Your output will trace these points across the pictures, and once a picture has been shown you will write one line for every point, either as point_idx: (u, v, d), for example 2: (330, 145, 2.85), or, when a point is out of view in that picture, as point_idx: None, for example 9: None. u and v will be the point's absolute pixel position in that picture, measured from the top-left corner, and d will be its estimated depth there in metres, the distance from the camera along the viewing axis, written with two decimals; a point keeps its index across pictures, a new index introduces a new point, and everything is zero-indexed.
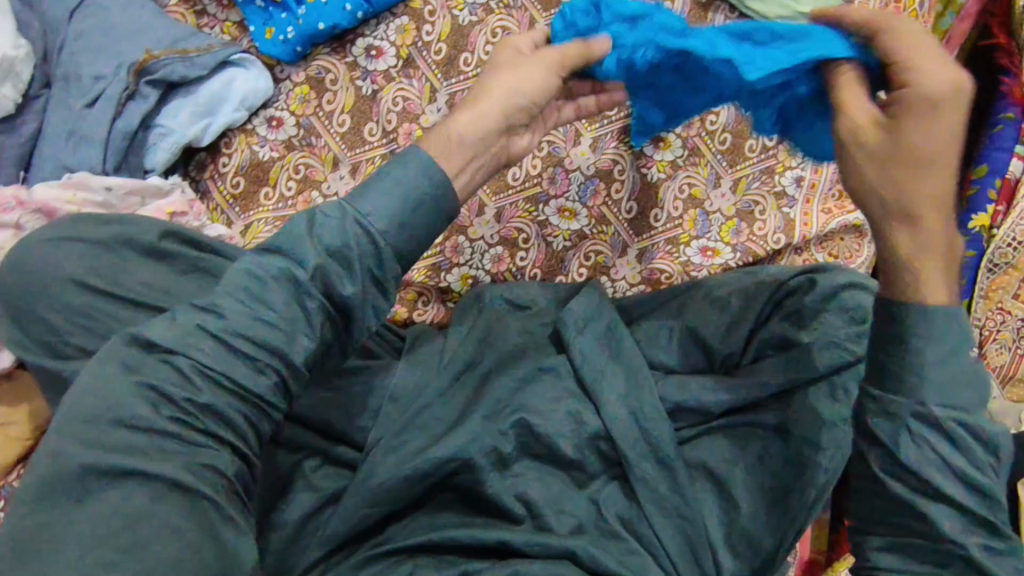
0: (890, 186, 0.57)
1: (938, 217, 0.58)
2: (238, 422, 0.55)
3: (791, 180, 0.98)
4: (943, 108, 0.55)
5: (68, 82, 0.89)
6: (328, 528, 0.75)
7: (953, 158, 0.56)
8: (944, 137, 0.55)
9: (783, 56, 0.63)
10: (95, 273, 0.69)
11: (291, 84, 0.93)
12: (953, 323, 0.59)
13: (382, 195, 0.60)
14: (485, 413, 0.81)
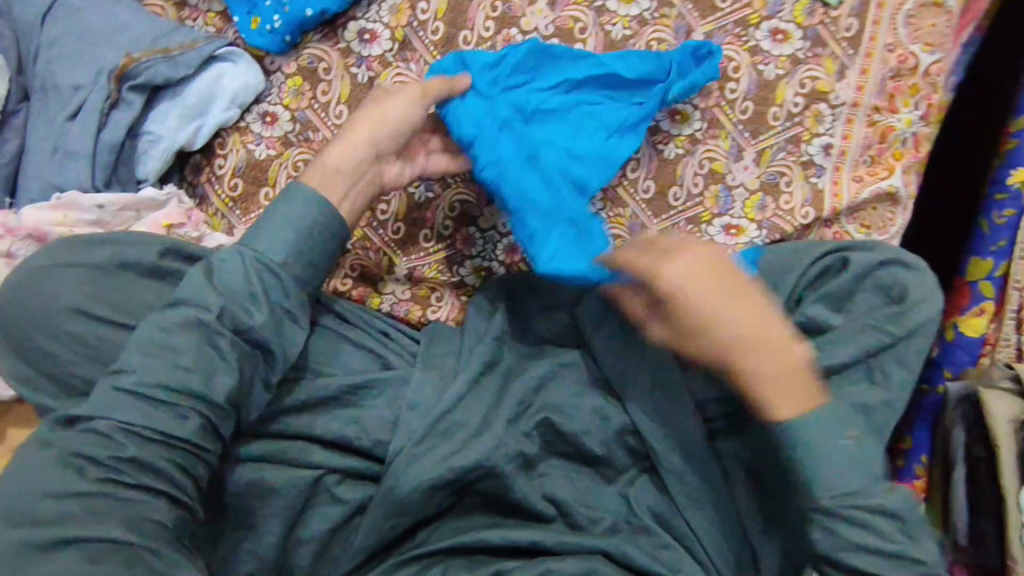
0: (713, 362, 0.68)
1: (753, 363, 0.66)
2: (166, 469, 0.62)
3: (819, 148, 0.91)
4: (686, 298, 0.66)
5: (47, 93, 0.85)
6: (357, 541, 0.74)
7: (730, 335, 0.66)
8: (717, 321, 0.66)
9: (556, 199, 0.83)
10: (94, 299, 0.67)
11: (283, 77, 0.88)
12: (809, 429, 0.67)
13: (272, 233, 0.70)
14: (509, 413, 0.79)
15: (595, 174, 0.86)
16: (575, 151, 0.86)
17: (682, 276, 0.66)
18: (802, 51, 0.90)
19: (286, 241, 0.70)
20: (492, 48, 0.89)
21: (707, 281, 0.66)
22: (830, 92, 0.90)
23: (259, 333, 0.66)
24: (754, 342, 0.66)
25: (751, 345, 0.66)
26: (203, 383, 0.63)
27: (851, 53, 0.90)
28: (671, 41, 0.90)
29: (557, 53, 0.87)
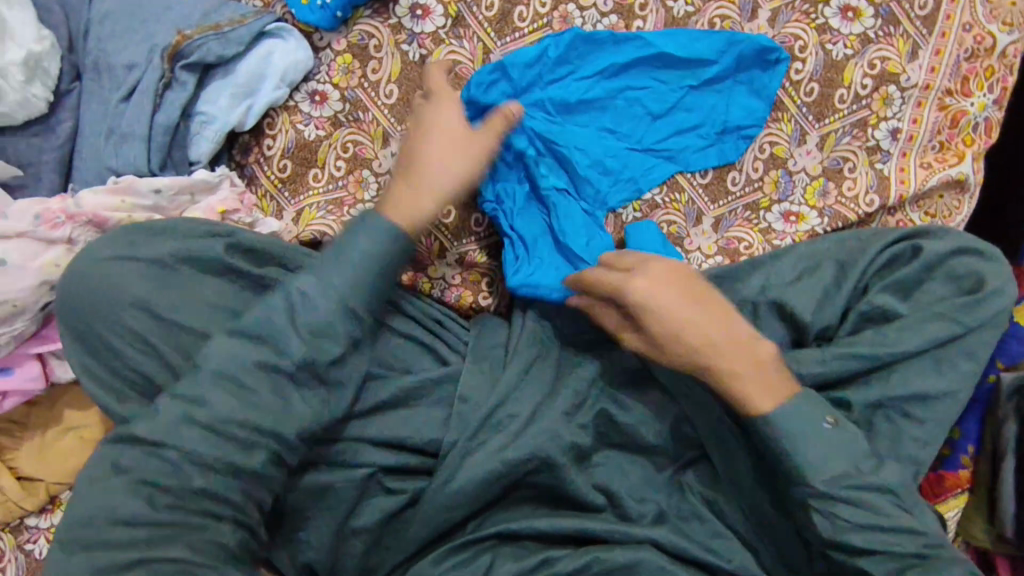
0: (707, 373, 0.70)
1: (715, 365, 0.69)
2: (233, 496, 0.62)
3: (885, 132, 0.88)
4: (664, 304, 0.70)
5: (99, 72, 0.83)
6: (409, 532, 0.74)
7: (688, 335, 0.69)
8: (667, 325, 0.70)
9: (599, 189, 0.87)
10: (159, 297, 0.68)
11: (333, 53, 0.86)
12: (821, 439, 0.67)
13: (340, 276, 0.66)
14: (562, 404, 0.76)
15: (634, 166, 0.88)
16: (609, 153, 0.87)
17: (651, 280, 0.71)
18: (873, 29, 0.86)
19: (350, 278, 0.66)
20: (548, 25, 0.86)
21: (657, 286, 0.70)
22: (901, 73, 0.86)
23: (316, 360, 0.63)
24: (699, 341, 0.69)
25: (698, 346, 0.69)
26: (270, 407, 0.62)
27: (924, 33, 0.86)
28: (735, 18, 0.87)
29: (606, 37, 0.86)
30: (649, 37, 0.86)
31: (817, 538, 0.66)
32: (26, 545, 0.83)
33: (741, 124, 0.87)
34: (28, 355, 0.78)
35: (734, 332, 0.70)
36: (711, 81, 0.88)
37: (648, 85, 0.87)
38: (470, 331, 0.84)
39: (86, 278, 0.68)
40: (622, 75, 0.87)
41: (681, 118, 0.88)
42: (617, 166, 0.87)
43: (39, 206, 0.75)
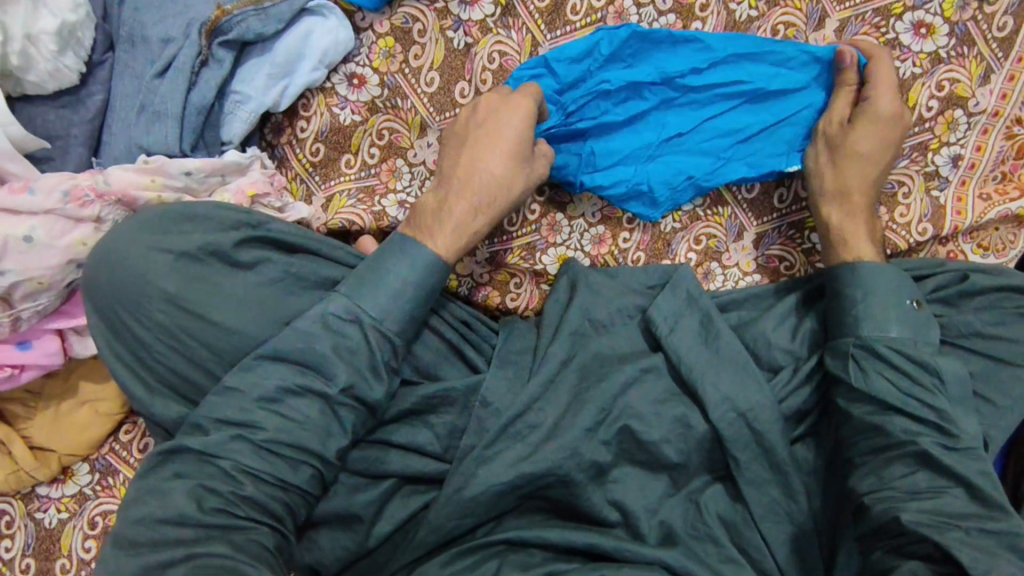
0: (854, 181, 0.78)
1: (863, 191, 0.78)
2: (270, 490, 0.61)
3: (946, 159, 0.84)
4: (891, 123, 0.78)
5: (134, 44, 0.80)
6: (419, 535, 0.72)
7: (884, 156, 0.79)
8: (881, 142, 0.78)
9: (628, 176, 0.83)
10: (185, 290, 0.68)
11: (374, 35, 0.83)
12: (923, 322, 0.71)
13: (381, 295, 0.67)
14: (591, 422, 0.73)
15: (662, 171, 0.83)
16: (644, 148, 0.83)
17: (895, 109, 0.78)
18: (946, 49, 0.81)
19: (383, 306, 0.66)
20: (602, 19, 0.82)
21: (896, 121, 0.78)
22: (969, 98, 0.82)
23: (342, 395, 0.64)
24: (869, 159, 0.78)
25: (859, 171, 0.78)
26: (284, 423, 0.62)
27: (1000, 56, 0.81)
28: (800, 26, 0.82)
29: (671, 37, 0.82)
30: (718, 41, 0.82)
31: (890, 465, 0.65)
32: (36, 514, 0.83)
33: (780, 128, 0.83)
34: (46, 330, 0.77)
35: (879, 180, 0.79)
36: (774, 93, 0.82)
37: (704, 89, 0.83)
38: (499, 336, 0.81)
39: (116, 260, 0.69)
40: (678, 80, 0.82)
41: (732, 120, 0.83)
42: (650, 158, 0.83)
43: (67, 181, 0.72)
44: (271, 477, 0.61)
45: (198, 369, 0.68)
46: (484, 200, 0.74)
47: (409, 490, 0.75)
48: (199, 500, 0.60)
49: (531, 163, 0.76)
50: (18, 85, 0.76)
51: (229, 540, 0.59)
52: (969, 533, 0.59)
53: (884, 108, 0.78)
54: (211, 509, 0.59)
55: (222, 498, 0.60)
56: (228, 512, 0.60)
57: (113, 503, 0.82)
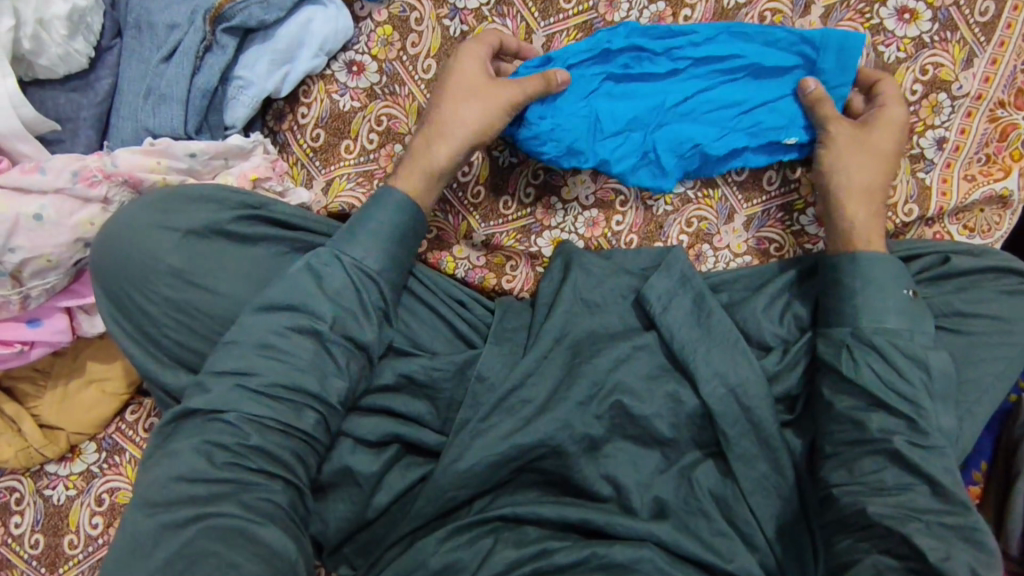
0: (866, 179, 0.78)
1: (877, 190, 0.79)
2: (282, 456, 0.63)
3: (931, 142, 0.86)
4: (900, 130, 0.80)
5: (141, 31, 0.83)
6: (415, 507, 0.73)
7: (893, 159, 0.79)
8: (892, 146, 0.79)
9: (629, 158, 0.85)
10: (192, 266, 0.71)
11: (372, 24, 0.86)
12: (889, 292, 0.72)
13: (369, 242, 0.71)
14: (584, 396, 0.75)
15: (662, 147, 0.85)
16: (643, 127, 0.85)
17: (903, 120, 0.80)
18: (929, 34, 0.83)
19: (378, 256, 0.71)
20: (593, 7, 0.85)
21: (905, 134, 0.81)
22: (953, 81, 0.84)
23: (337, 368, 0.67)
24: (880, 156, 0.79)
25: (867, 168, 0.78)
26: (281, 395, 0.64)
27: (982, 40, 0.83)
28: (787, 13, 0.84)
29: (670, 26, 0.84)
30: (722, 29, 0.83)
31: (869, 446, 0.67)
32: (44, 491, 0.85)
33: (773, 101, 0.84)
34: (56, 308, 0.80)
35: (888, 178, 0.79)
36: (768, 70, 0.84)
37: (700, 66, 0.84)
38: (494, 314, 0.83)
39: (126, 237, 0.71)
40: (676, 52, 0.84)
41: (730, 95, 0.84)
42: (648, 137, 0.85)
43: (77, 163, 0.75)
44: (278, 421, 0.63)
45: (203, 341, 0.71)
46: (446, 135, 0.78)
47: (406, 465, 0.77)
48: (209, 456, 0.61)
49: (493, 97, 0.78)
50: (30, 70, 0.79)
51: (240, 501, 0.60)
52: (931, 525, 0.62)
53: (897, 117, 0.80)
54: (224, 463, 0.61)
55: (230, 451, 0.62)
56: (243, 465, 0.61)
57: (120, 480, 0.84)
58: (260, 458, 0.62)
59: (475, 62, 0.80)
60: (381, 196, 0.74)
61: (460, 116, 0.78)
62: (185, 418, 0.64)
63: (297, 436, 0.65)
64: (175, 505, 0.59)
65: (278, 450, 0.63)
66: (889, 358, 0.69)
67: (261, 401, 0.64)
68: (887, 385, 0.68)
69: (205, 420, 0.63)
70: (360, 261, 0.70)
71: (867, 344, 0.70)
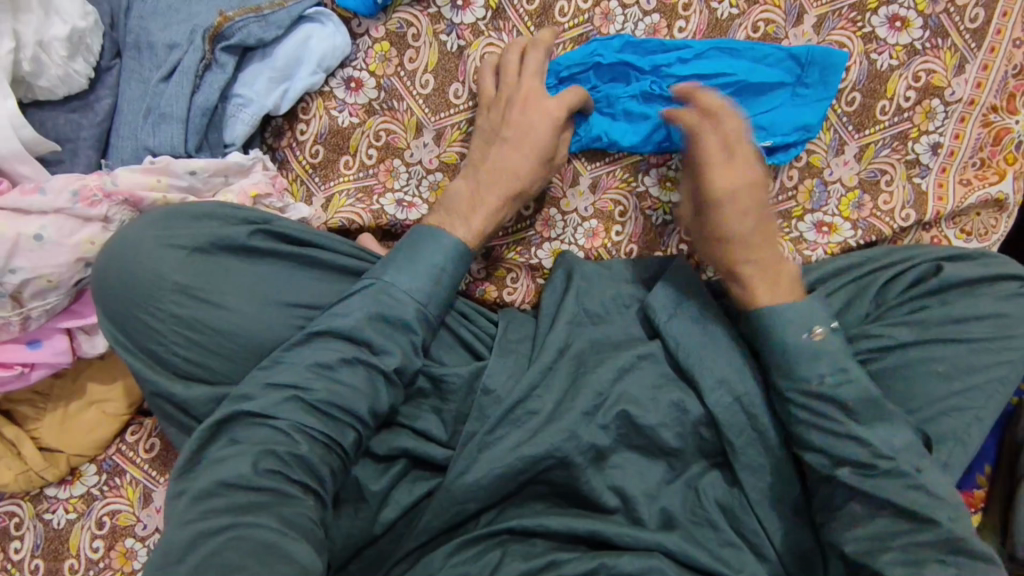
0: (719, 256, 0.77)
1: (742, 263, 0.75)
2: (298, 466, 0.61)
3: (926, 147, 0.86)
4: (737, 191, 0.75)
5: (140, 52, 0.84)
6: (421, 522, 0.73)
7: (750, 225, 0.75)
8: (739, 215, 0.75)
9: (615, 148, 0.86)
10: (197, 282, 0.70)
11: (370, 41, 0.86)
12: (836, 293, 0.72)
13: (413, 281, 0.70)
14: (589, 406, 0.74)
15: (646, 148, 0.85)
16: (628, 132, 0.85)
17: (734, 179, 0.75)
18: (920, 41, 0.84)
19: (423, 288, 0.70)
20: (589, 20, 0.85)
21: (751, 165, 0.76)
22: (945, 87, 0.85)
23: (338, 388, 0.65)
24: (740, 211, 0.75)
25: (718, 247, 0.77)
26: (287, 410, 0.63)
27: (973, 47, 0.84)
28: (780, 23, 0.85)
29: (656, 44, 0.85)
30: (708, 46, 0.85)
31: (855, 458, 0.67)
32: (44, 515, 0.84)
33: (756, 115, 0.85)
34: (56, 329, 0.79)
35: (760, 247, 0.76)
36: (757, 87, 0.85)
37: (689, 81, 0.85)
38: (498, 325, 0.83)
39: (130, 255, 0.70)
40: (664, 70, 0.85)
41: None
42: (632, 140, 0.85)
43: (77, 182, 0.75)
44: (322, 434, 0.64)
45: (206, 360, 0.70)
46: (490, 183, 0.79)
47: (412, 480, 0.76)
48: (255, 462, 0.60)
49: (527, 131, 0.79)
50: (29, 91, 0.79)
51: (261, 507, 0.58)
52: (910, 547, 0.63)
53: (724, 183, 0.75)
54: (267, 471, 0.60)
55: (279, 459, 0.61)
56: (285, 475, 0.60)
57: (121, 502, 0.83)
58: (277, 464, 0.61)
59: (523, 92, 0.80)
60: (426, 235, 0.73)
61: (500, 158, 0.79)
62: (218, 429, 0.64)
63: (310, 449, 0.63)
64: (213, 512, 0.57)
65: (295, 458, 0.62)
66: (851, 408, 0.67)
67: (311, 414, 0.64)
68: (853, 417, 0.67)
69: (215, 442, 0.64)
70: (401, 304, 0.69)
71: (833, 401, 0.67)
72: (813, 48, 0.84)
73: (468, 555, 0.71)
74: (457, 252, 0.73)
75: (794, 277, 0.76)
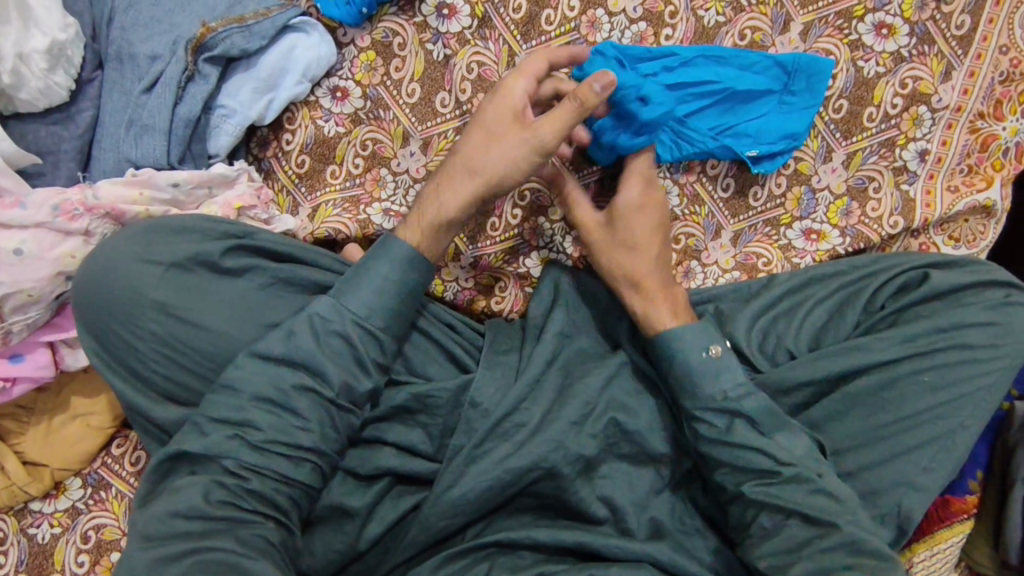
0: (630, 276, 0.77)
1: (655, 280, 0.76)
2: (249, 492, 0.62)
3: (913, 154, 0.86)
4: (643, 207, 0.78)
5: (122, 62, 0.83)
6: (408, 535, 0.72)
7: (658, 243, 0.78)
8: (649, 231, 0.78)
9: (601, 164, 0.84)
10: (178, 298, 0.70)
11: (355, 50, 0.86)
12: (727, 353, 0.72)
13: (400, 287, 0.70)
14: (577, 417, 0.74)
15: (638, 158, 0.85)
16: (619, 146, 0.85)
17: (641, 199, 0.78)
18: (907, 48, 0.84)
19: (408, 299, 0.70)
20: (575, 29, 0.85)
21: (654, 207, 0.79)
22: (932, 94, 0.85)
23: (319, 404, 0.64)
24: (640, 257, 0.77)
25: (628, 260, 0.77)
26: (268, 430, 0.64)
27: (960, 54, 0.84)
28: (767, 30, 0.85)
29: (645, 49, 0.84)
30: (697, 53, 0.84)
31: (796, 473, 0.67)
32: (28, 530, 0.83)
33: (743, 124, 0.85)
34: (38, 343, 0.79)
35: (665, 265, 0.78)
36: (744, 94, 0.85)
37: (677, 89, 0.84)
38: (485, 336, 0.82)
39: (109, 273, 0.70)
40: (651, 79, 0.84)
41: (707, 120, 0.85)
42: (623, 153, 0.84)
43: (57, 197, 0.74)
44: (274, 471, 0.63)
45: (189, 374, 0.70)
46: (458, 178, 0.76)
47: (400, 492, 0.75)
48: (204, 492, 0.61)
49: (507, 141, 0.74)
50: (10, 104, 0.79)
51: (211, 540, 0.59)
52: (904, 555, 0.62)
53: (633, 199, 0.78)
54: (217, 501, 0.61)
55: (228, 490, 0.62)
56: (234, 502, 0.61)
57: (106, 516, 0.83)
58: (228, 493, 0.62)
59: (506, 104, 0.75)
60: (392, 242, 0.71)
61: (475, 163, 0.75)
62: (198, 445, 0.63)
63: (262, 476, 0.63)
64: (164, 541, 0.59)
65: (241, 488, 0.62)
66: (753, 419, 0.69)
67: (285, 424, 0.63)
68: (784, 423, 0.70)
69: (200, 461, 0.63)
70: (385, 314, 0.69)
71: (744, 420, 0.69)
72: (794, 57, 0.84)
73: (455, 568, 0.70)
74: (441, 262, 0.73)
75: (687, 304, 0.78)
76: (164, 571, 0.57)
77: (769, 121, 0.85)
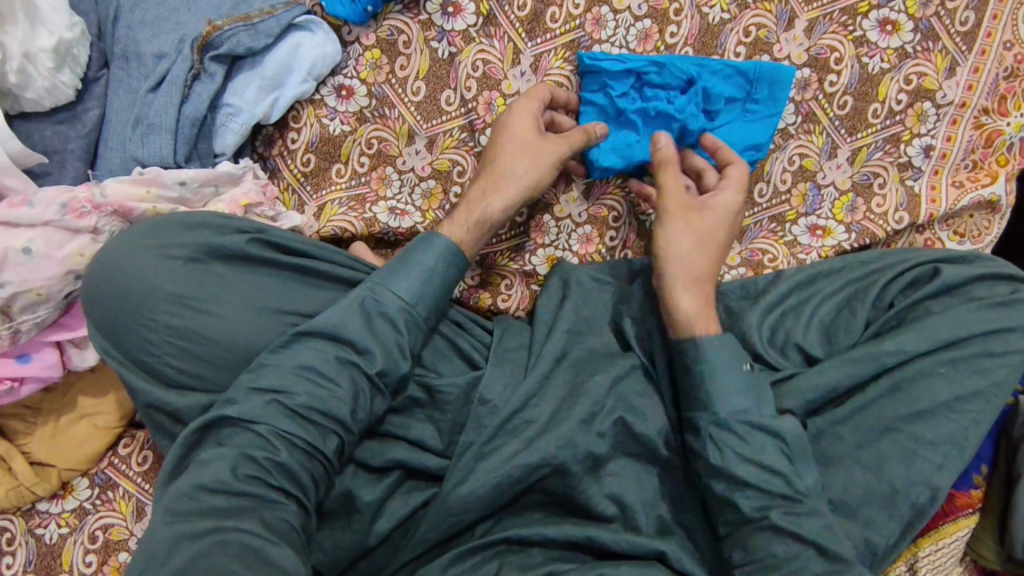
0: (694, 283, 0.76)
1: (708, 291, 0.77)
2: (277, 472, 0.61)
3: (918, 149, 0.86)
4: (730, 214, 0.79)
5: (129, 62, 0.83)
6: (417, 533, 0.72)
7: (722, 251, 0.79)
8: (723, 236, 0.79)
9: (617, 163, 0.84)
10: (195, 290, 0.70)
11: (361, 48, 0.86)
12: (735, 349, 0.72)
13: (410, 283, 0.70)
14: (587, 413, 0.74)
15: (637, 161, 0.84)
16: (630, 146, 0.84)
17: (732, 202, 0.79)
18: (911, 44, 0.84)
19: (417, 295, 0.70)
20: (580, 26, 0.85)
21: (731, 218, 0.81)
22: (937, 90, 0.85)
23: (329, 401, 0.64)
24: (697, 281, 0.76)
25: (699, 263, 0.77)
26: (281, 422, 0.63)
27: (964, 49, 0.84)
28: (772, 27, 0.85)
29: (610, 63, 0.83)
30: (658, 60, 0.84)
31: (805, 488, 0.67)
32: (36, 530, 0.83)
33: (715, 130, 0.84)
34: (45, 343, 0.79)
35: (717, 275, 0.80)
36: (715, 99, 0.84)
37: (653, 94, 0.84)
38: (493, 334, 0.82)
39: (126, 265, 0.70)
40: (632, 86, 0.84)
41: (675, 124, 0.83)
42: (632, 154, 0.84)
43: (65, 195, 0.74)
44: (304, 442, 0.63)
45: (198, 373, 0.70)
46: (500, 188, 0.78)
47: (409, 490, 0.75)
48: (233, 466, 0.60)
49: (543, 149, 0.79)
50: (16, 104, 0.79)
51: (237, 518, 0.57)
52: None
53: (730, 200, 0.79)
54: (246, 476, 0.60)
55: (256, 465, 0.60)
56: (264, 480, 0.60)
57: (114, 516, 0.82)
58: (256, 470, 0.60)
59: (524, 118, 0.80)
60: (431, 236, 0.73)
61: (511, 172, 0.78)
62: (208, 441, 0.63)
63: (289, 455, 0.62)
64: (188, 516, 0.57)
65: (268, 466, 0.61)
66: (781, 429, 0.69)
67: (294, 419, 0.63)
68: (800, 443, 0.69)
69: (215, 444, 0.62)
70: (394, 311, 0.69)
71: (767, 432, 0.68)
72: (761, 65, 0.83)
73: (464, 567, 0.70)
74: (456, 252, 0.73)
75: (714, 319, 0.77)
76: (184, 549, 0.55)
77: (739, 129, 0.84)
